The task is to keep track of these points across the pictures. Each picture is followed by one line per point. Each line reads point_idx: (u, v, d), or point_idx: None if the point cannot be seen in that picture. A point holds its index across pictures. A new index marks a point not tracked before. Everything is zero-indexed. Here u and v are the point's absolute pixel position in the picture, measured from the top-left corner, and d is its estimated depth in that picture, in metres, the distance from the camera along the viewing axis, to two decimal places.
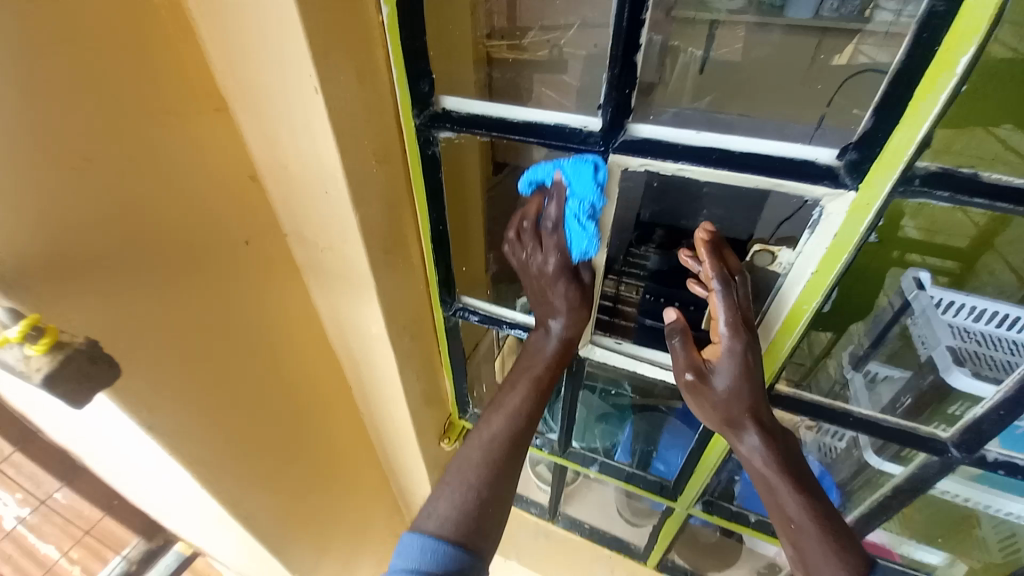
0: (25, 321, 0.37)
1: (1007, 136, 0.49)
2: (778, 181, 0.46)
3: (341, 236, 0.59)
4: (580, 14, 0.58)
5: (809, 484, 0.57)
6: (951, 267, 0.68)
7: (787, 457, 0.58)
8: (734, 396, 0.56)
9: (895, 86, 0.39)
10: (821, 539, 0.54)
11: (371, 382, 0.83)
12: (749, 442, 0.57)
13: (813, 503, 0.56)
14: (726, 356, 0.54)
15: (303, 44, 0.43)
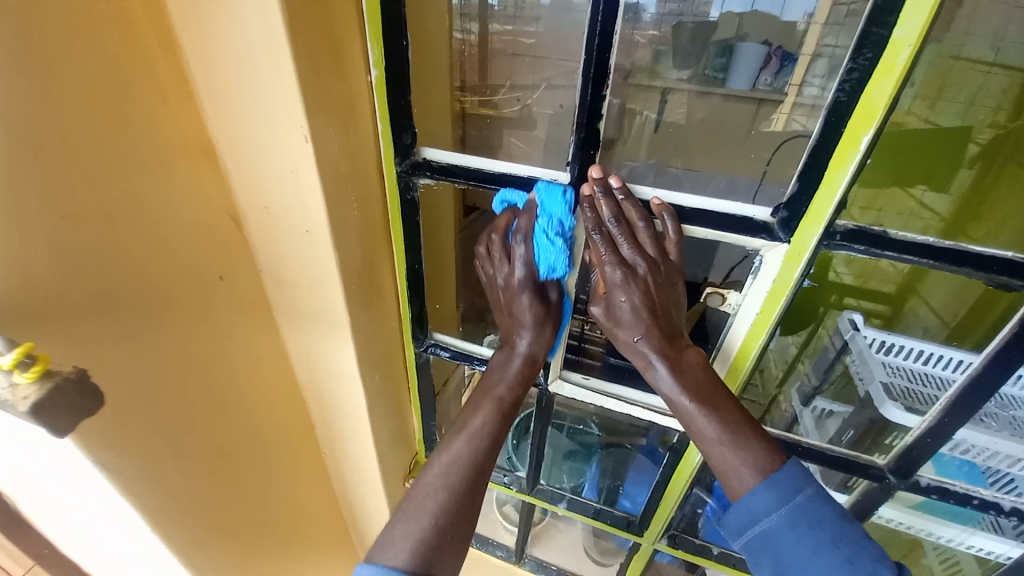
0: (19, 349, 0.36)
1: (918, 194, 0.67)
2: (722, 232, 0.53)
3: (319, 273, 0.60)
4: (544, 76, 0.60)
5: (720, 394, 0.55)
6: (886, 310, 0.79)
7: (693, 380, 0.55)
8: (627, 325, 0.56)
9: (814, 158, 0.46)
10: (720, 441, 0.53)
11: (337, 421, 0.82)
12: (646, 358, 0.56)
13: (724, 424, 0.54)
14: (611, 289, 0.55)
15: (297, 100, 0.47)
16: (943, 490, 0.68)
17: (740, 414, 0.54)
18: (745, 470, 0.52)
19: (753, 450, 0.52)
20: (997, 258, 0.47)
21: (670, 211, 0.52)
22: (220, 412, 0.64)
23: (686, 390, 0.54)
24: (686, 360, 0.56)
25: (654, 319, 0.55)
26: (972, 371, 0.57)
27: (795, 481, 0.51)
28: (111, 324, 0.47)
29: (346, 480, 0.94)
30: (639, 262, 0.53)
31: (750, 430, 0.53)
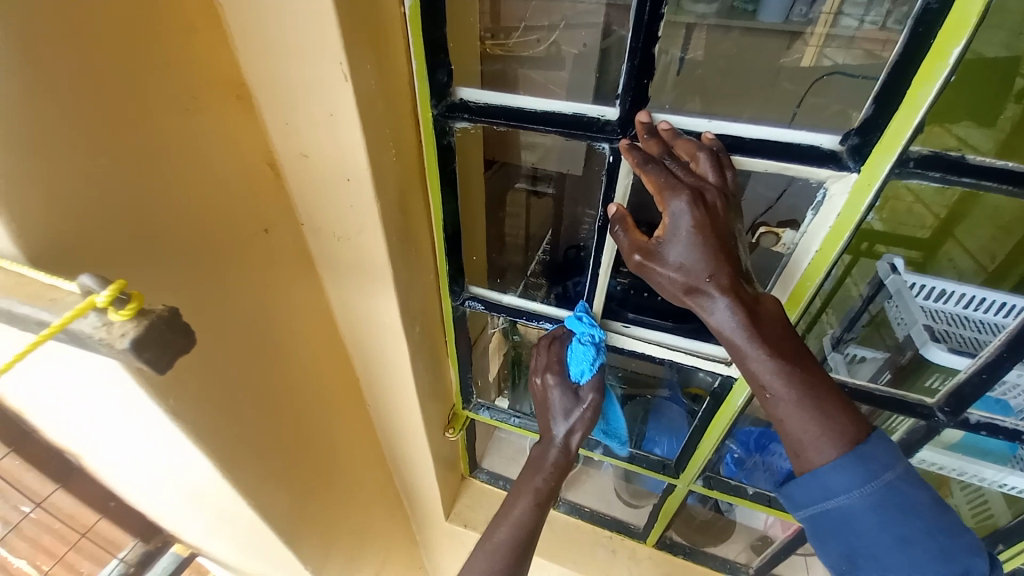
0: (112, 286, 0.33)
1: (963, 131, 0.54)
2: (787, 164, 0.50)
3: (360, 224, 0.59)
4: (563, 15, 0.63)
5: (789, 344, 0.51)
6: (916, 256, 0.78)
7: (765, 325, 0.51)
8: (692, 265, 0.51)
9: (892, 76, 0.42)
10: (800, 406, 0.50)
11: (380, 374, 0.84)
12: (713, 307, 0.51)
13: (796, 370, 0.50)
14: (673, 222, 0.50)
15: (333, 31, 0.44)
16: (993, 427, 0.67)
17: (822, 378, 0.51)
18: (827, 441, 0.49)
19: (827, 404, 0.50)
20: None
21: (718, 144, 0.50)
22: (272, 363, 0.65)
23: (760, 341, 0.50)
24: (758, 310, 0.51)
25: (724, 259, 0.50)
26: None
27: (886, 462, 0.50)
28: (167, 274, 0.47)
29: (388, 431, 0.98)
30: (707, 188, 0.49)
31: (827, 390, 0.50)
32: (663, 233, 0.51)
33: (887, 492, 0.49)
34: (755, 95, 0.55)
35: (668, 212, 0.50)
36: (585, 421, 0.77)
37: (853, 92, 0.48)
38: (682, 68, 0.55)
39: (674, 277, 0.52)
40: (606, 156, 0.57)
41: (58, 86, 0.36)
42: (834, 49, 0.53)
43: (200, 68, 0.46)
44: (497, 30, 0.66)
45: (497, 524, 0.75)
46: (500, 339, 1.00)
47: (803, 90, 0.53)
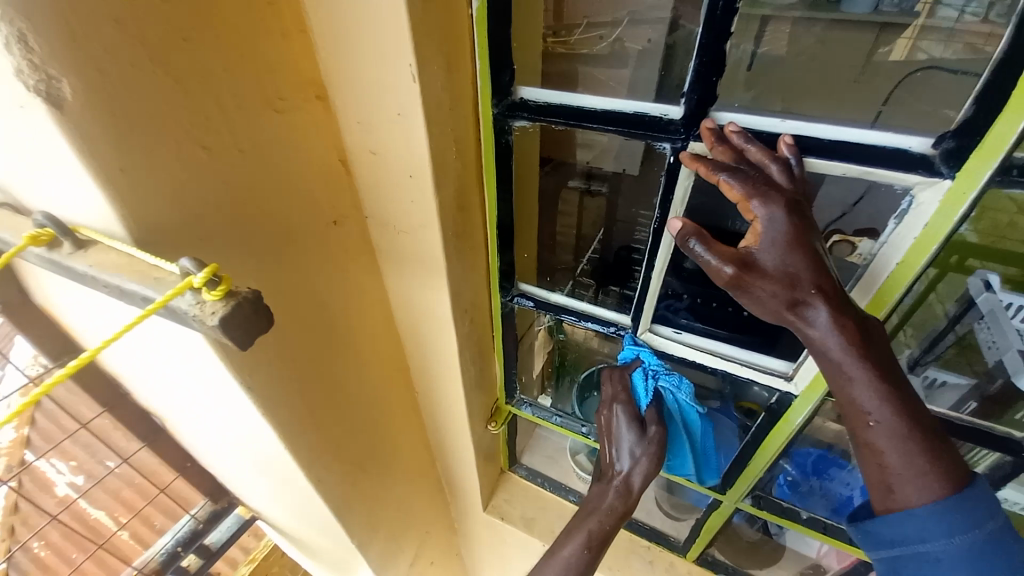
0: (206, 269, 0.37)
1: None
2: (867, 169, 0.46)
3: (419, 219, 0.62)
4: (628, 9, 0.59)
5: (885, 361, 0.48)
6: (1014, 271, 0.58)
7: (860, 337, 0.48)
8: (790, 274, 0.47)
9: (1002, 73, 0.38)
10: (904, 431, 0.47)
11: (429, 364, 0.86)
12: (815, 323, 0.48)
13: (893, 390, 0.48)
14: (769, 227, 0.47)
15: (405, 32, 0.46)
16: None
17: (916, 398, 0.48)
18: (932, 479, 0.47)
19: (928, 437, 0.47)
20: None
21: (795, 150, 0.47)
22: (336, 346, 0.70)
23: (859, 357, 0.47)
24: (858, 323, 0.49)
25: (821, 270, 0.47)
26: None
27: (985, 511, 0.47)
28: (251, 259, 0.52)
29: (433, 419, 1.01)
30: (797, 198, 0.47)
31: (924, 415, 0.48)
32: (758, 242, 0.48)
33: (989, 543, 0.46)
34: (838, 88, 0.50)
35: (761, 220, 0.47)
36: (650, 460, 0.74)
37: (948, 91, 0.44)
38: (754, 65, 0.51)
39: (772, 288, 0.48)
40: (668, 156, 0.55)
41: (169, 90, 0.40)
42: (932, 42, 0.48)
43: (286, 71, 0.50)
44: (560, 28, 0.64)
45: (568, 539, 0.75)
46: (546, 335, 1.01)
47: (894, 85, 0.48)
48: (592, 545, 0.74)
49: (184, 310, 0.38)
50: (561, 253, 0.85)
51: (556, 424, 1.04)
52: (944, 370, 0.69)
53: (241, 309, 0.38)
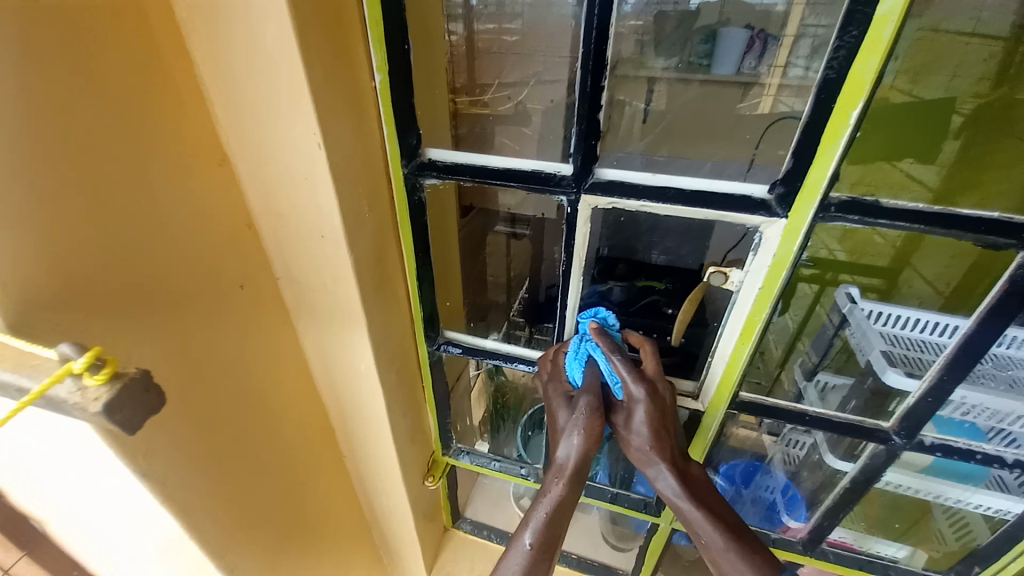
0: (90, 352, 0.36)
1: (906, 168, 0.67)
2: (723, 212, 0.55)
3: (335, 277, 0.62)
4: (533, 72, 0.67)
5: (713, 502, 0.62)
6: (878, 284, 0.82)
7: (694, 486, 0.63)
8: (647, 444, 0.63)
9: (806, 134, 0.48)
10: (728, 548, 0.58)
11: (357, 423, 0.83)
12: (652, 448, 0.63)
13: (721, 522, 0.60)
14: (630, 399, 0.63)
15: (309, 103, 0.49)
16: (946, 447, 0.70)
17: (750, 535, 0.60)
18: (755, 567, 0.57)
19: (756, 560, 0.58)
20: (985, 219, 0.48)
21: (609, 344, 0.63)
22: (249, 415, 0.66)
23: (697, 503, 0.61)
24: (691, 476, 0.64)
25: (666, 437, 0.63)
26: (1000, 290, 0.53)
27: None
28: (148, 331, 0.49)
29: (365, 481, 0.96)
30: (651, 391, 0.62)
31: (755, 543, 0.59)
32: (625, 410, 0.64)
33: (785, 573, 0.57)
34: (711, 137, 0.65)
35: (631, 394, 0.62)
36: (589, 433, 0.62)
37: (779, 132, 0.55)
38: (648, 117, 0.65)
39: (636, 447, 0.64)
40: (565, 207, 0.61)
41: (47, 164, 0.39)
42: (789, 95, 0.56)
43: (183, 140, 0.50)
44: (474, 87, 0.73)
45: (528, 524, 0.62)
46: (484, 380, 1.02)
47: (759, 135, 0.60)
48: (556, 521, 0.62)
49: (64, 397, 0.35)
50: (492, 293, 0.90)
51: (496, 469, 1.02)
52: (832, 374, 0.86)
53: (131, 389, 0.37)
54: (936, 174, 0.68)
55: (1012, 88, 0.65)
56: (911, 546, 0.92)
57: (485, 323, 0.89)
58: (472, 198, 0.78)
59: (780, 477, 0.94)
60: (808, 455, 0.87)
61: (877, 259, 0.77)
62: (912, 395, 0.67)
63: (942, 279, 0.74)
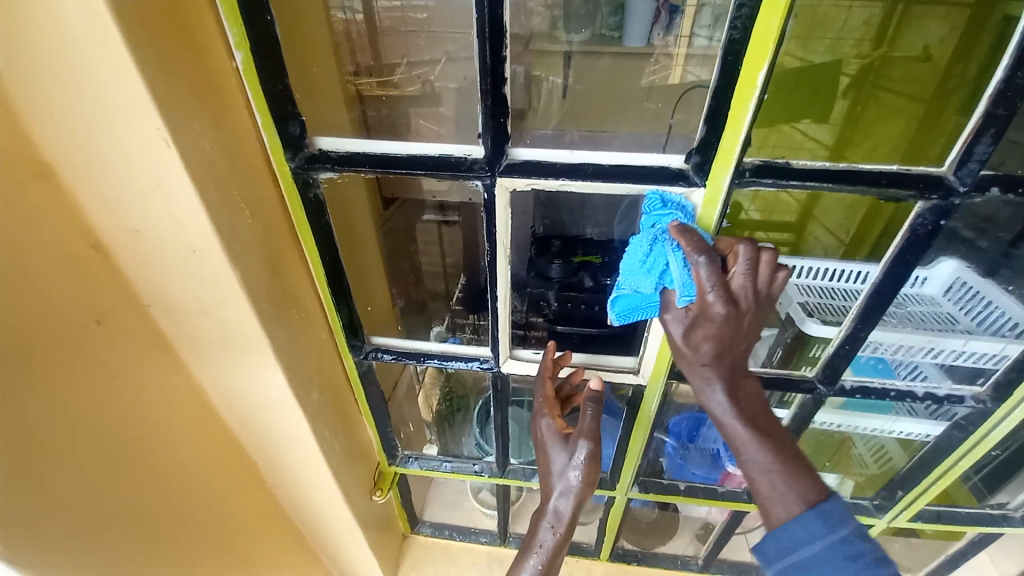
0: None
1: (806, 126, 0.76)
2: (643, 186, 0.52)
3: (219, 296, 0.53)
4: (443, 50, 0.62)
5: (771, 427, 0.52)
6: (788, 238, 0.88)
7: (748, 405, 0.52)
8: (698, 348, 0.50)
9: (716, 99, 0.46)
10: (771, 467, 0.50)
11: (279, 451, 0.75)
12: (715, 394, 0.51)
13: (769, 436, 0.51)
14: (695, 316, 0.49)
15: (142, 96, 0.41)
16: (865, 389, 0.71)
17: (788, 440, 0.52)
18: (796, 496, 0.49)
19: (802, 482, 0.49)
20: (885, 173, 0.49)
21: (748, 252, 0.48)
22: (134, 467, 0.56)
23: (741, 418, 0.51)
24: (743, 385, 0.52)
25: (726, 348, 0.50)
26: (901, 240, 0.55)
27: (842, 515, 0.48)
28: None
29: (303, 508, 0.88)
30: (734, 297, 0.48)
31: (800, 463, 0.50)
32: (691, 311, 0.49)
33: (841, 546, 0.47)
34: (630, 109, 0.65)
35: (707, 298, 0.47)
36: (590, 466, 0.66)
37: (694, 104, 0.53)
38: (567, 94, 0.68)
39: (681, 356, 0.52)
40: (481, 192, 0.56)
41: None
42: (695, 66, 0.55)
43: None
44: (380, 67, 0.67)
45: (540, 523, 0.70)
46: (433, 373, 0.94)
47: (674, 103, 0.58)
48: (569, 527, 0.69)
49: None
50: (430, 283, 0.84)
51: (449, 471, 0.97)
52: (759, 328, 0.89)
53: None
54: (832, 131, 0.77)
55: (891, 49, 0.75)
56: (838, 473, 1.00)
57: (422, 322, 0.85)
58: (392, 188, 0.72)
59: None
60: None
61: (787, 215, 0.83)
62: (832, 344, 0.68)
63: (843, 229, 0.83)
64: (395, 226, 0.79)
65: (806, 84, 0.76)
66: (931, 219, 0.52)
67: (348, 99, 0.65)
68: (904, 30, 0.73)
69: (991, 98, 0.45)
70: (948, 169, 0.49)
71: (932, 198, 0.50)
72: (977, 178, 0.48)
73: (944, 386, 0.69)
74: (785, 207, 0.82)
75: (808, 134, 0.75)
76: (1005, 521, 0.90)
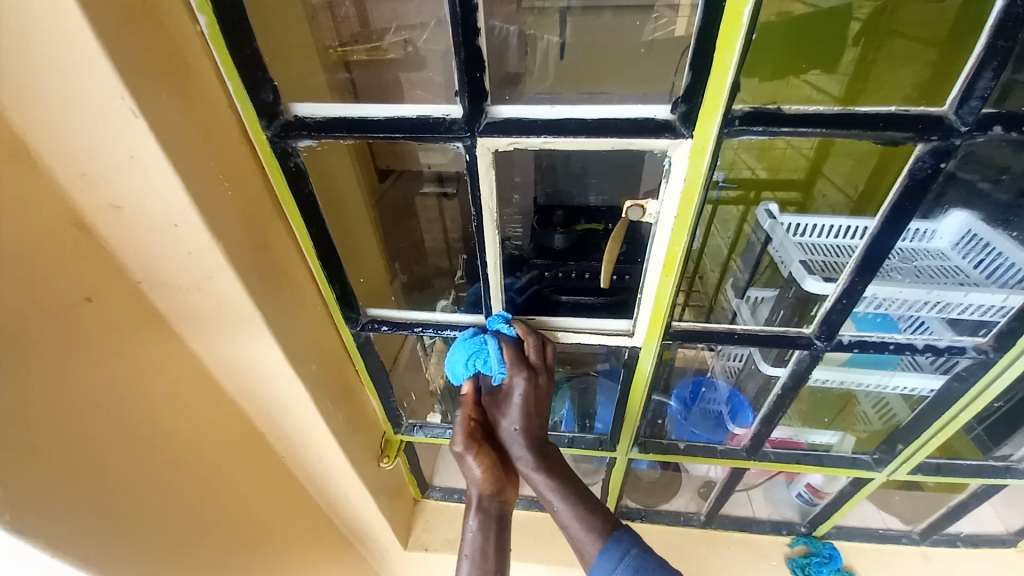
0: None
1: (814, 78, 0.70)
2: (627, 139, 0.50)
3: (207, 270, 0.54)
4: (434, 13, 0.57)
5: (575, 484, 0.73)
6: (796, 197, 0.87)
7: (557, 466, 0.73)
8: (513, 413, 0.71)
9: (701, 44, 0.43)
10: (575, 517, 0.70)
11: (283, 421, 0.77)
12: (513, 419, 0.71)
13: (578, 497, 0.72)
14: (511, 385, 0.69)
15: (104, 65, 0.40)
16: (862, 342, 0.71)
17: (597, 502, 0.72)
18: (599, 535, 0.69)
19: (594, 522, 0.70)
20: (881, 114, 0.47)
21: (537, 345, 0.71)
22: (140, 440, 0.58)
23: (551, 475, 0.72)
24: (550, 452, 0.74)
25: (534, 418, 0.72)
26: (900, 186, 0.53)
27: (625, 546, 0.67)
28: None
29: (312, 475, 0.91)
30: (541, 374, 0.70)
31: (594, 502, 0.72)
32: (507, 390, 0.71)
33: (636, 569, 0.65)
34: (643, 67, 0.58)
35: (513, 384, 0.69)
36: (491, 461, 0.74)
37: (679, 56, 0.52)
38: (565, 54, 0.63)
39: (501, 403, 0.72)
40: (464, 154, 0.54)
41: None
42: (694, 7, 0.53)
43: None
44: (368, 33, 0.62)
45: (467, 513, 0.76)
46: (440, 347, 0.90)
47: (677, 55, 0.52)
48: (491, 516, 0.75)
49: None
50: (433, 259, 0.83)
51: (453, 437, 0.99)
52: (760, 289, 0.89)
53: None
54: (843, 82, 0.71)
55: None
56: (841, 429, 0.98)
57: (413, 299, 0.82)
58: (385, 158, 0.73)
59: (724, 388, 0.98)
60: (745, 366, 0.91)
61: (794, 173, 0.81)
62: (828, 299, 0.67)
63: (851, 184, 0.79)
64: (392, 200, 0.81)
65: (815, 33, 0.72)
66: (931, 161, 0.50)
67: (331, 64, 0.61)
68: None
69: (996, 27, 0.42)
70: (950, 108, 0.47)
71: (932, 140, 0.48)
72: (979, 115, 0.46)
73: (944, 337, 0.68)
74: (793, 164, 0.78)
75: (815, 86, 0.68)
76: (1009, 473, 0.91)
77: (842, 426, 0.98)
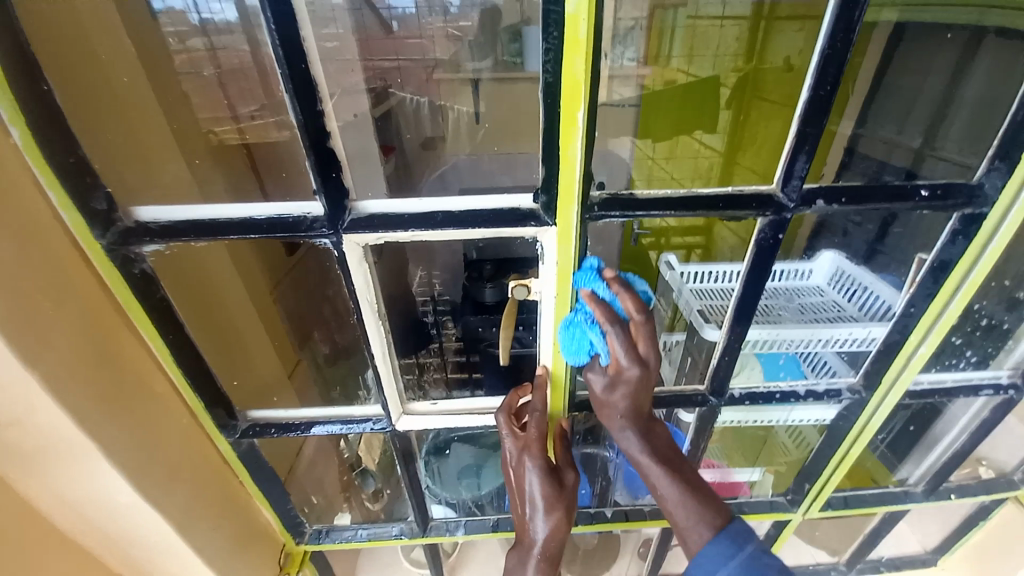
0: None
1: (701, 137, 0.95)
2: (495, 228, 0.50)
3: (21, 404, 0.45)
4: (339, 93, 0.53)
5: (677, 462, 0.62)
6: (700, 240, 1.00)
7: (670, 463, 0.61)
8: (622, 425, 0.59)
9: (547, 141, 0.45)
10: (682, 499, 0.59)
11: (145, 560, 0.65)
12: (627, 440, 0.60)
13: (682, 479, 0.60)
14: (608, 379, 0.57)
15: None
16: (752, 394, 0.74)
17: (711, 492, 0.61)
18: (705, 518, 0.58)
19: (705, 507, 0.59)
20: (721, 195, 0.51)
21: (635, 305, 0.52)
22: None
23: (676, 485, 0.60)
24: (669, 453, 0.62)
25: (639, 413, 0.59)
26: (751, 254, 0.57)
27: (744, 532, 0.57)
28: None
29: None
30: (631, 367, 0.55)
31: (710, 497, 0.60)
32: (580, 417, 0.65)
33: (749, 562, 0.55)
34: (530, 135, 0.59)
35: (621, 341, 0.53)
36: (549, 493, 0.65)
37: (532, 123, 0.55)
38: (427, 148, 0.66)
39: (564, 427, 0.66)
40: (332, 250, 0.52)
41: None
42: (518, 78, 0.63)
43: None
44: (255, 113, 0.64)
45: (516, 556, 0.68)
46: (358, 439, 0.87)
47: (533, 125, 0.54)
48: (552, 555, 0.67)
49: None
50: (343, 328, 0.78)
51: (366, 539, 0.88)
52: (672, 334, 0.90)
53: None
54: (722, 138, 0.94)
55: (760, 60, 0.86)
56: (763, 466, 1.01)
57: (316, 381, 0.82)
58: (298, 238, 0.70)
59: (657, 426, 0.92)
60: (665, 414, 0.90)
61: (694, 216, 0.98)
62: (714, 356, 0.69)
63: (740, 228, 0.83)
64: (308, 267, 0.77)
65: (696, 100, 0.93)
66: (771, 233, 0.54)
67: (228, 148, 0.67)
68: (771, 41, 0.84)
69: (801, 118, 0.47)
70: (777, 187, 0.52)
71: (768, 214, 0.52)
72: (801, 193, 0.51)
73: (820, 381, 0.73)
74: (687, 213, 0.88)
75: (703, 143, 0.95)
76: (907, 497, 0.96)
77: (762, 460, 1.01)
